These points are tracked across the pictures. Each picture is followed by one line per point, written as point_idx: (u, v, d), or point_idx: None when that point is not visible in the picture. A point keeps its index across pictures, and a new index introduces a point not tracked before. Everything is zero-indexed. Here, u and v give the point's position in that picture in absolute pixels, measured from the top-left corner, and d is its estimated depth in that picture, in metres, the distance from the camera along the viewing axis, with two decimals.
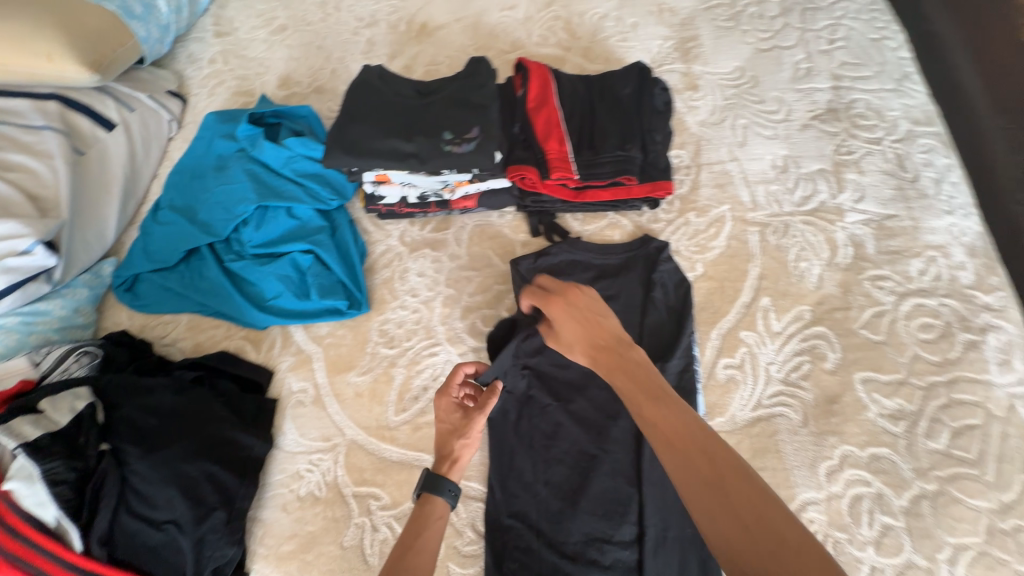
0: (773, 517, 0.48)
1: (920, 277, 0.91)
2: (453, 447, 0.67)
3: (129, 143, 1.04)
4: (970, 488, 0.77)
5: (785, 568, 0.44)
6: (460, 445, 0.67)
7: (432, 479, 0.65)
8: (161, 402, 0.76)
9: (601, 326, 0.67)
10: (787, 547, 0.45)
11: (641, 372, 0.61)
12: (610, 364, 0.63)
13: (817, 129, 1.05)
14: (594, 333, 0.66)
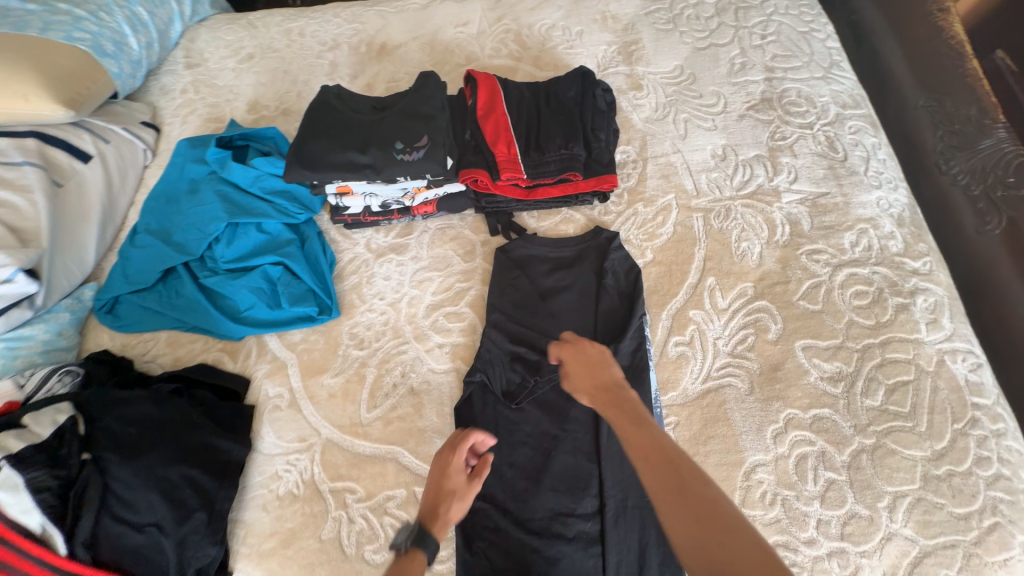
0: (731, 522, 0.51)
1: (852, 248, 0.97)
2: (445, 510, 0.68)
3: (106, 173, 1.09)
4: (904, 439, 0.82)
5: (741, 566, 0.47)
6: (452, 509, 0.68)
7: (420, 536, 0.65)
8: (140, 413, 0.80)
9: (605, 368, 0.73)
10: (741, 543, 0.49)
11: (631, 403, 0.66)
12: (608, 398, 0.69)
13: (753, 118, 1.12)
14: (598, 372, 0.73)
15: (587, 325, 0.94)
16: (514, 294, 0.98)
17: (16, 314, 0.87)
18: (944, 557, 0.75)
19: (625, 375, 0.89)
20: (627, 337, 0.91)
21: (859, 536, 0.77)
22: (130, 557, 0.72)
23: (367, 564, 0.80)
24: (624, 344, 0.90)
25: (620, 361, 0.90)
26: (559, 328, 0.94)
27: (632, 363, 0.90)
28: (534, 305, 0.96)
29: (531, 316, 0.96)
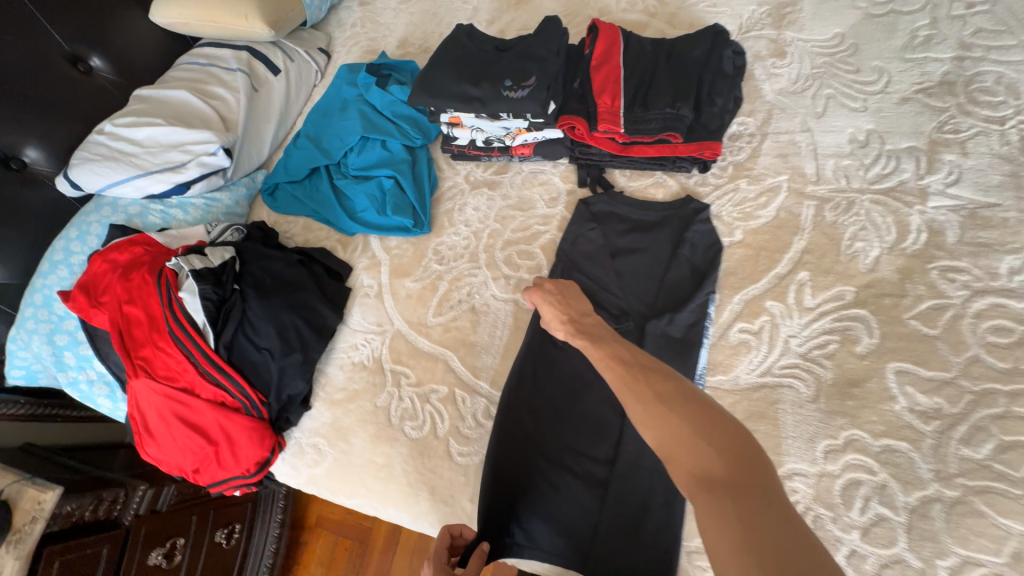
0: (699, 401, 0.54)
1: (1010, 275, 0.78)
2: None
3: (287, 86, 1.37)
4: (1003, 506, 0.68)
5: (709, 437, 0.50)
6: None
7: None
8: (275, 268, 1.05)
9: (578, 308, 0.77)
10: (710, 418, 0.52)
11: (603, 334, 0.71)
12: (582, 331, 0.73)
13: (920, 103, 0.93)
14: (573, 309, 0.77)
15: (649, 291, 0.93)
16: (586, 245, 0.99)
17: (214, 180, 1.18)
18: None
19: (675, 346, 0.87)
20: (687, 311, 0.88)
21: None
22: (249, 367, 0.97)
23: (405, 435, 0.96)
24: (680, 316, 0.88)
25: (673, 331, 0.88)
26: (622, 288, 0.94)
27: (686, 335, 0.88)
28: (602, 260, 0.97)
29: (597, 269, 0.97)
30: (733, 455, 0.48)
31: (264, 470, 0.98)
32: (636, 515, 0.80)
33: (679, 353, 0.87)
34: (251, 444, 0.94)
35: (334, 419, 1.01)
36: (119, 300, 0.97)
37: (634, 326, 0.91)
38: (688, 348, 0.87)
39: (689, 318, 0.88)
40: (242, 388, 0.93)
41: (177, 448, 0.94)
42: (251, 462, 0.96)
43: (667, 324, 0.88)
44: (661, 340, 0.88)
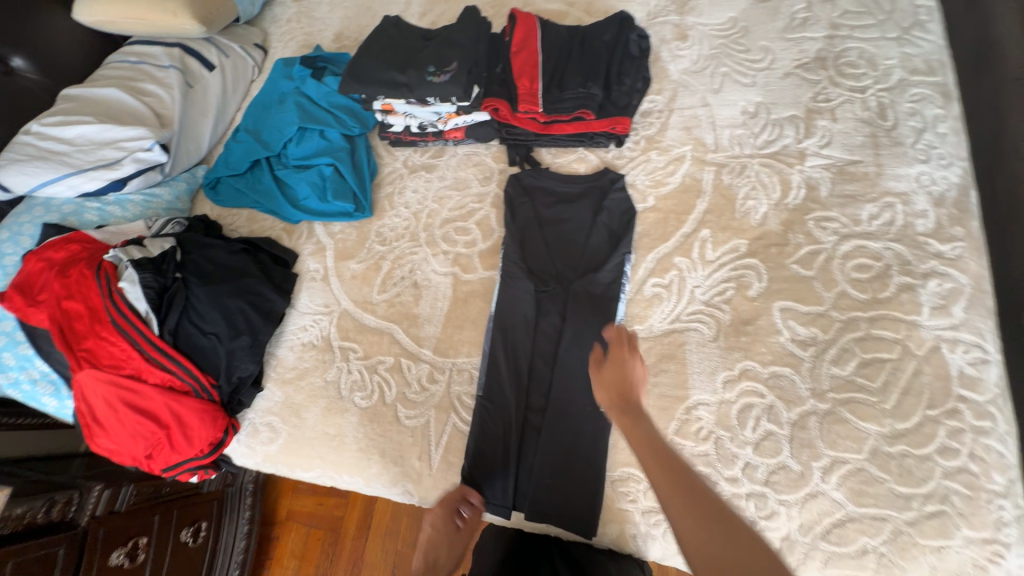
0: (715, 498, 0.59)
1: (869, 221, 0.92)
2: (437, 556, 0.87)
3: (223, 81, 1.38)
4: (862, 411, 0.81)
5: (737, 538, 0.54)
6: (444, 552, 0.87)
7: None
8: (217, 256, 1.07)
9: (627, 371, 0.73)
10: (729, 519, 0.56)
11: (635, 406, 0.70)
12: (624, 403, 0.71)
13: (799, 77, 1.06)
14: (619, 371, 0.73)
15: (574, 256, 1.03)
16: (517, 218, 1.07)
17: (151, 176, 1.19)
18: (869, 526, 0.76)
19: (597, 303, 0.97)
20: (606, 271, 0.98)
21: (784, 487, 0.80)
22: (196, 352, 1.00)
23: (355, 405, 1.01)
24: (600, 275, 0.98)
25: (594, 289, 0.98)
26: (550, 255, 1.03)
27: (606, 293, 0.97)
28: (532, 232, 1.05)
29: (528, 240, 1.05)
30: (758, 553, 0.53)
31: (219, 451, 1.02)
32: (566, 455, 0.89)
33: (600, 308, 0.97)
34: (203, 426, 0.97)
35: (286, 397, 1.05)
36: (57, 296, 0.97)
37: (561, 288, 1.00)
38: (608, 303, 0.97)
39: (607, 277, 0.98)
40: (190, 372, 0.96)
41: (127, 436, 0.95)
42: (205, 443, 0.99)
43: (589, 285, 0.98)
44: (585, 298, 0.97)
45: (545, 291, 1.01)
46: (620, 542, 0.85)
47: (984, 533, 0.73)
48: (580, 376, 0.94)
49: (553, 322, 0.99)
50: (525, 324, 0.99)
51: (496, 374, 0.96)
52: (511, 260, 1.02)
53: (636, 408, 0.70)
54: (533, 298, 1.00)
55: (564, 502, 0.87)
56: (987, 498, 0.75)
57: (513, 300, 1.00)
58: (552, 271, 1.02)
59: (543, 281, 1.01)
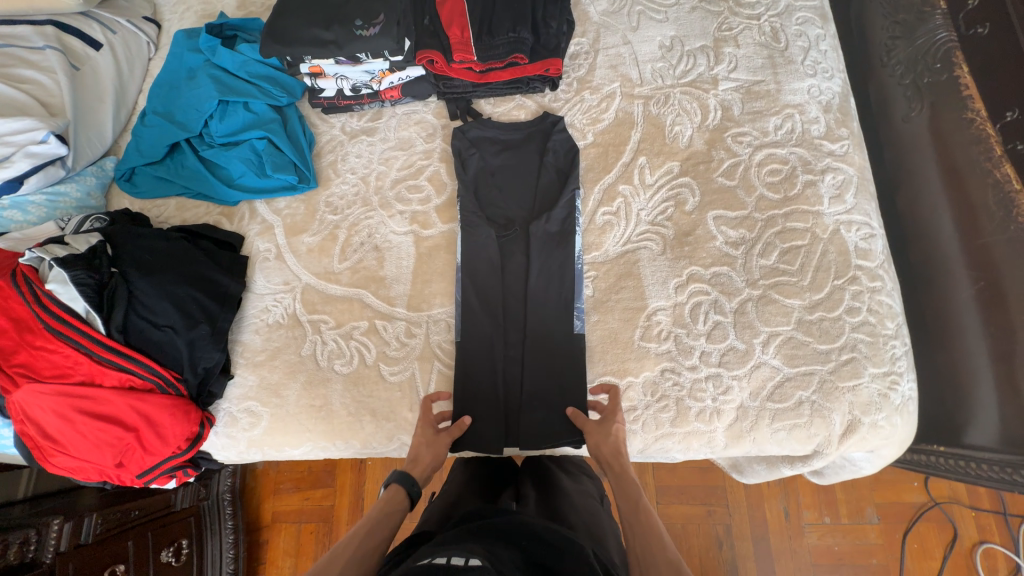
0: None
1: (775, 131, 1.05)
2: (418, 453, 0.90)
3: (116, 61, 1.24)
4: (787, 291, 0.96)
5: None
6: (426, 455, 0.90)
7: (401, 476, 0.86)
8: (153, 245, 0.99)
9: (614, 434, 0.88)
10: None
11: (625, 476, 0.84)
12: (610, 448, 0.87)
13: (704, 10, 1.16)
14: (608, 434, 0.88)
15: (528, 198, 1.08)
16: (467, 169, 1.09)
17: (52, 172, 1.06)
18: (802, 381, 0.92)
19: (557, 239, 1.03)
20: (561, 207, 1.04)
21: (734, 364, 0.93)
22: (153, 347, 0.94)
23: (337, 373, 1.02)
24: (556, 213, 1.04)
25: (551, 227, 1.04)
26: (505, 200, 1.08)
27: (562, 228, 1.04)
28: (485, 181, 1.09)
29: (483, 190, 1.09)
30: None
31: (198, 446, 0.97)
32: (549, 383, 0.98)
33: (560, 244, 1.03)
34: (176, 421, 0.93)
35: (261, 379, 1.03)
36: None
37: (521, 230, 1.05)
38: (568, 238, 1.03)
39: (564, 213, 1.04)
40: (151, 368, 0.91)
41: (91, 447, 0.89)
42: (182, 439, 0.95)
43: (548, 224, 1.03)
44: (545, 235, 1.03)
45: (507, 235, 1.05)
46: None
47: (884, 368, 0.92)
48: (550, 307, 1.01)
49: (519, 263, 1.05)
50: (493, 269, 1.03)
51: (474, 320, 1.01)
52: (469, 209, 1.05)
53: (622, 468, 0.85)
54: (497, 243, 1.04)
55: (554, 427, 0.96)
56: (884, 341, 0.93)
57: (479, 249, 1.04)
58: (510, 215, 1.07)
59: (504, 226, 1.06)
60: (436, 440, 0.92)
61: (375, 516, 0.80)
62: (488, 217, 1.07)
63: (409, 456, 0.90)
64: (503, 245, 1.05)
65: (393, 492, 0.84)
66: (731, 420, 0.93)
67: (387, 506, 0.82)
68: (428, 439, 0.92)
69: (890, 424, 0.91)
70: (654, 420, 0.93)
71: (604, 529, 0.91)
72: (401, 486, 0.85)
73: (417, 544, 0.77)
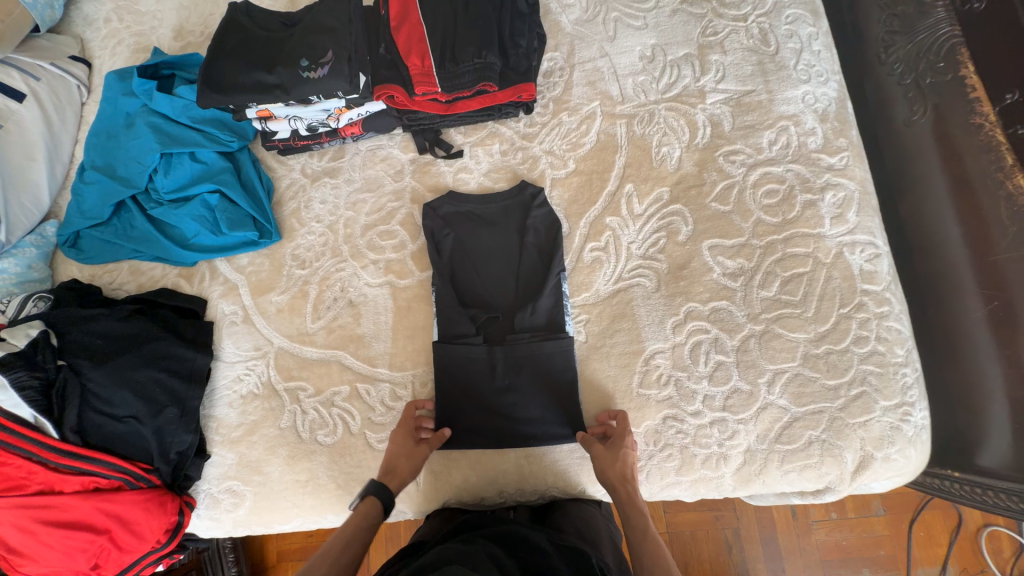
0: None
1: (770, 147, 0.98)
2: (396, 463, 0.86)
3: (43, 111, 1.12)
4: (792, 324, 0.90)
5: None
6: (404, 465, 0.86)
7: (377, 488, 0.81)
8: (104, 326, 0.91)
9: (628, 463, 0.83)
10: None
11: (633, 500, 0.80)
12: (617, 473, 0.82)
13: (686, 13, 1.06)
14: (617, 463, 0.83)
15: (509, 283, 0.98)
16: (442, 253, 0.99)
17: None
18: (811, 420, 0.87)
19: (545, 333, 0.94)
20: (547, 297, 0.95)
21: (739, 407, 0.88)
22: (117, 442, 0.87)
23: (320, 444, 0.96)
24: (542, 301, 0.94)
25: (539, 317, 0.95)
26: (484, 284, 0.99)
27: (551, 318, 0.95)
28: (461, 264, 0.99)
29: (459, 274, 0.99)
30: None
31: (180, 534, 0.92)
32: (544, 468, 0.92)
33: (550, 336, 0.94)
34: (152, 515, 0.87)
35: (240, 457, 0.96)
36: None
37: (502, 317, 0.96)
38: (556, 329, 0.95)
39: (551, 301, 0.95)
40: (117, 466, 0.84)
41: (60, 555, 0.82)
42: (161, 532, 0.89)
43: (536, 315, 0.95)
44: (532, 329, 0.94)
45: (489, 324, 0.96)
46: (611, 492, 0.93)
47: (895, 400, 0.87)
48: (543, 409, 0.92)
49: (505, 355, 0.93)
50: (480, 365, 0.93)
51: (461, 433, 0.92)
52: (446, 302, 0.96)
53: (629, 494, 0.81)
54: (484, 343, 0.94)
55: (556, 471, 0.92)
56: (894, 370, 0.88)
57: (457, 346, 0.93)
58: (490, 299, 0.98)
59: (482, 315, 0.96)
60: (415, 452, 0.88)
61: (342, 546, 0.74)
62: (465, 305, 0.97)
63: (384, 468, 0.87)
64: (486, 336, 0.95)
65: (368, 505, 0.80)
66: (738, 465, 0.88)
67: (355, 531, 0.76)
68: (404, 450, 0.88)
69: (903, 456, 0.86)
70: (659, 469, 0.88)
71: (598, 533, 0.85)
72: (375, 497, 0.80)
73: (410, 552, 0.77)
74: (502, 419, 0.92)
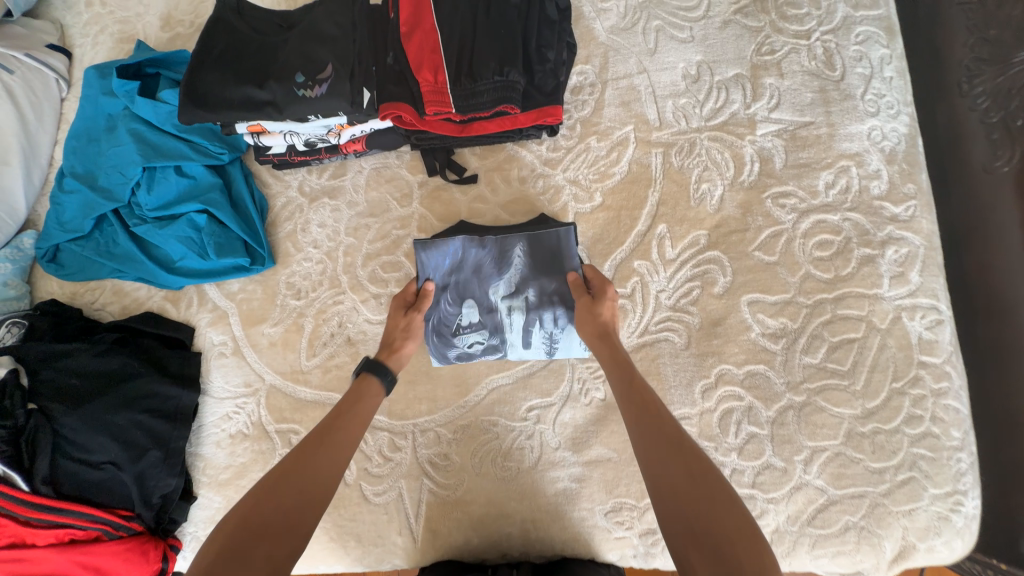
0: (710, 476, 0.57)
1: (826, 191, 0.86)
2: (392, 339, 0.80)
3: (17, 110, 1.01)
4: (836, 397, 0.81)
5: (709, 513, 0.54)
6: (400, 337, 0.80)
7: (372, 364, 0.76)
8: (81, 363, 0.84)
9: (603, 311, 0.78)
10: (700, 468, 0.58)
11: (617, 351, 0.73)
12: (599, 328, 0.77)
13: (739, 25, 0.93)
14: (597, 314, 0.78)
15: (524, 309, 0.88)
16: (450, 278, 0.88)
17: None
18: (850, 505, 0.79)
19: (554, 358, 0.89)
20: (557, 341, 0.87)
21: (770, 486, 0.80)
22: (93, 490, 0.81)
23: None
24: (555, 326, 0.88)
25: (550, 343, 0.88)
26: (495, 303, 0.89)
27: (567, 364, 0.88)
28: (471, 289, 0.88)
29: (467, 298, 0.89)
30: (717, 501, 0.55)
31: None
32: (553, 522, 0.84)
33: (549, 305, 0.87)
34: (132, 565, 0.82)
35: (228, 501, 0.90)
36: None
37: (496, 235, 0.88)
38: (559, 280, 0.87)
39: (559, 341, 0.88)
40: (94, 517, 0.79)
41: None
42: None
43: (532, 274, 0.88)
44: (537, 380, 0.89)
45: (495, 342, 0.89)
46: (623, 562, 0.85)
47: (946, 488, 0.78)
48: (553, 462, 0.86)
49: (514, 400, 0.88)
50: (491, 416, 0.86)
51: (466, 482, 0.87)
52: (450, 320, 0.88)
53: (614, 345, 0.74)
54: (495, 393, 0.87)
55: (567, 534, 0.84)
56: (947, 456, 0.79)
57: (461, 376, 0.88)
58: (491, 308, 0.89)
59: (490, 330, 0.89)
60: (410, 324, 0.82)
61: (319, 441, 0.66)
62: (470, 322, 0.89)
63: (381, 345, 0.81)
64: (479, 271, 0.88)
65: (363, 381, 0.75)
66: None
67: (338, 423, 0.68)
68: (399, 323, 0.82)
69: (947, 548, 0.79)
70: None
71: None
72: (369, 373, 0.75)
73: None
74: (507, 473, 0.86)
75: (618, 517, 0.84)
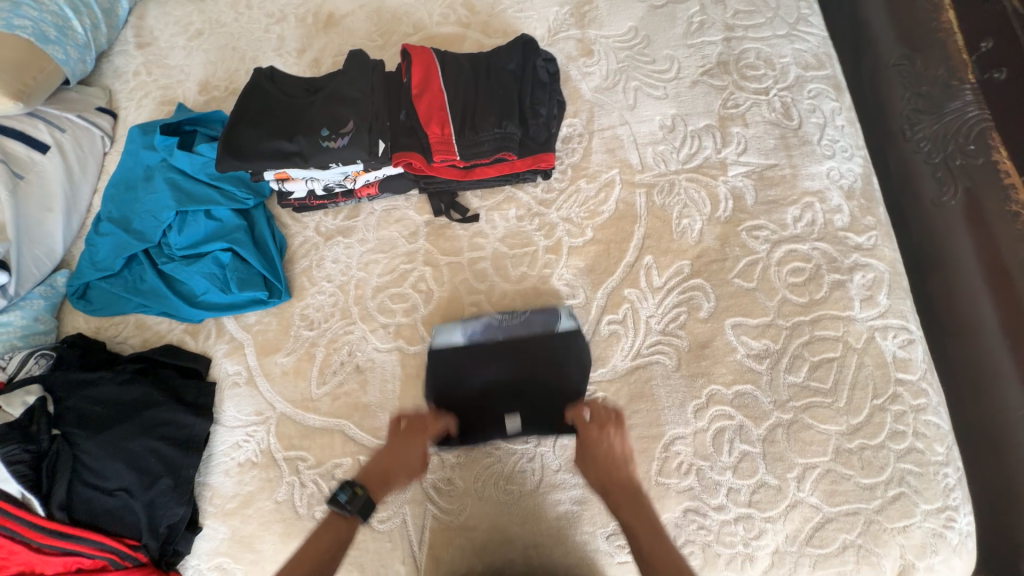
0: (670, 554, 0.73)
1: (794, 223, 0.95)
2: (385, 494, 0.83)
3: (65, 163, 1.13)
4: (822, 414, 0.85)
5: None
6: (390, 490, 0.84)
7: (364, 508, 0.80)
8: (104, 392, 0.89)
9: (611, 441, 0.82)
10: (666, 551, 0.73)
11: (612, 457, 0.81)
12: (602, 453, 0.81)
13: (706, 84, 1.06)
14: (594, 454, 0.82)
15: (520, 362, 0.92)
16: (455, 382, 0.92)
17: None
18: (845, 523, 0.80)
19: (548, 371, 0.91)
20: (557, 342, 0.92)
21: (767, 504, 0.82)
22: (104, 517, 0.83)
23: (317, 522, 0.89)
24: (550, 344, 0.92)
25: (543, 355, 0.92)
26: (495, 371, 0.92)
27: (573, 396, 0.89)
28: (473, 375, 0.92)
29: (468, 377, 0.92)
30: None
31: None
32: (556, 546, 0.85)
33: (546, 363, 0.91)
34: None
35: (233, 532, 0.90)
36: None
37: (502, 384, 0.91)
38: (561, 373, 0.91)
39: (558, 344, 0.92)
40: (103, 545, 0.80)
41: None
42: None
43: (524, 406, 0.90)
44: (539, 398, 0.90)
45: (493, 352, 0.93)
46: None
47: (937, 503, 0.81)
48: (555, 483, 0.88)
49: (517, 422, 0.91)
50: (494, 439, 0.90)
51: (470, 507, 0.88)
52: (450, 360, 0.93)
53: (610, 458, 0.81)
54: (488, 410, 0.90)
55: (571, 561, 0.84)
56: (934, 470, 0.82)
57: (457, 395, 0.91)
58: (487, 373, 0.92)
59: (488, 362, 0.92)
60: (409, 463, 0.85)
61: (326, 556, 0.77)
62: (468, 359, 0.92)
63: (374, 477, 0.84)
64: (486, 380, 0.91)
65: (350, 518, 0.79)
66: (766, 568, 0.81)
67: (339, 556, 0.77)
68: (397, 457, 0.85)
69: (947, 567, 0.79)
70: None
71: None
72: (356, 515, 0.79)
73: None
74: (509, 496, 0.88)
75: (620, 540, 0.84)
